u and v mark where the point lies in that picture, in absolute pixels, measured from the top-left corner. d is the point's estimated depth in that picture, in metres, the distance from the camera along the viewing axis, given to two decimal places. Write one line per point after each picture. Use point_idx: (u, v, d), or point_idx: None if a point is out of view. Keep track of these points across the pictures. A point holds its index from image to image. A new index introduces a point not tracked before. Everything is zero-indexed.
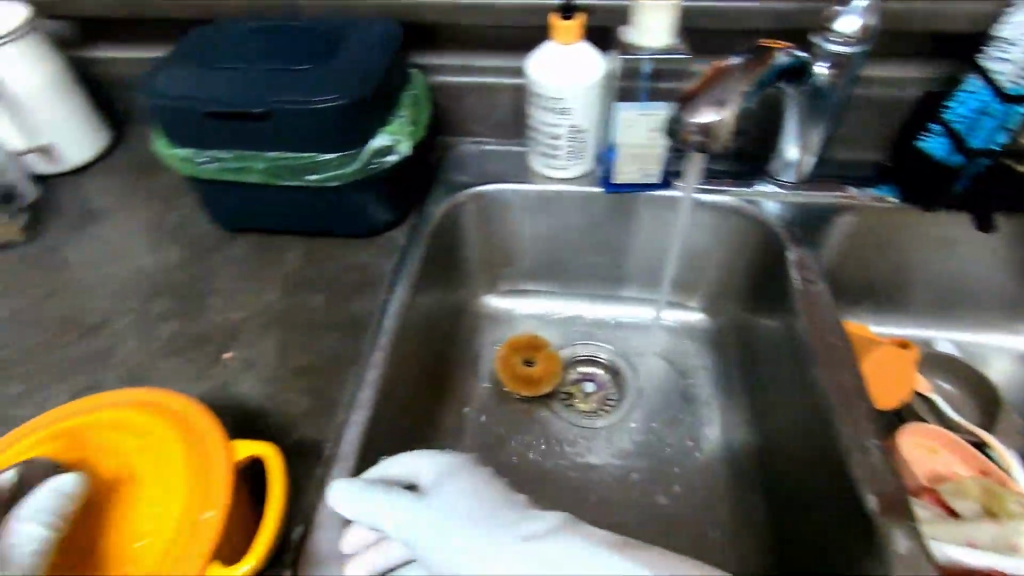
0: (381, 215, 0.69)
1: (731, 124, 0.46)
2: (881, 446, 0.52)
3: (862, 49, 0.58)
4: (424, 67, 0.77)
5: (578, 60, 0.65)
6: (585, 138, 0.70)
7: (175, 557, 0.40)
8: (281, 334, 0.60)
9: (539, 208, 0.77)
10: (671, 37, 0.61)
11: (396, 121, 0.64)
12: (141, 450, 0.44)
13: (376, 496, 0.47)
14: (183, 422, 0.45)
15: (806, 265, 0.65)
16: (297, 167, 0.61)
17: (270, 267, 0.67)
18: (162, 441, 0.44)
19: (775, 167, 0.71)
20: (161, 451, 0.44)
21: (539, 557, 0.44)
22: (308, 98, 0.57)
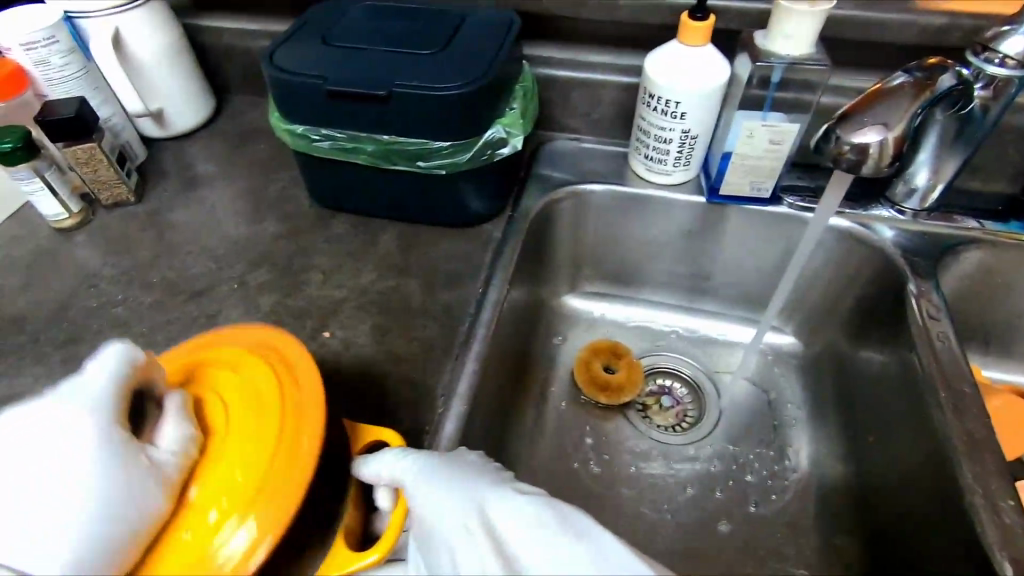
0: (480, 207, 0.68)
1: (892, 147, 0.43)
2: (1018, 509, 0.48)
3: None
4: (532, 58, 0.75)
5: (703, 64, 0.62)
6: (695, 144, 0.68)
7: (262, 500, 0.38)
8: (378, 317, 0.60)
9: (635, 212, 0.74)
10: (810, 45, 0.58)
11: (510, 113, 0.63)
12: (232, 386, 0.43)
13: (397, 457, 0.44)
14: (279, 364, 0.44)
15: (929, 300, 0.61)
16: (409, 153, 0.61)
17: (367, 249, 0.68)
18: (255, 381, 0.43)
19: (896, 192, 0.67)
20: (256, 390, 0.43)
21: (547, 544, 0.39)
22: (431, 85, 0.56)
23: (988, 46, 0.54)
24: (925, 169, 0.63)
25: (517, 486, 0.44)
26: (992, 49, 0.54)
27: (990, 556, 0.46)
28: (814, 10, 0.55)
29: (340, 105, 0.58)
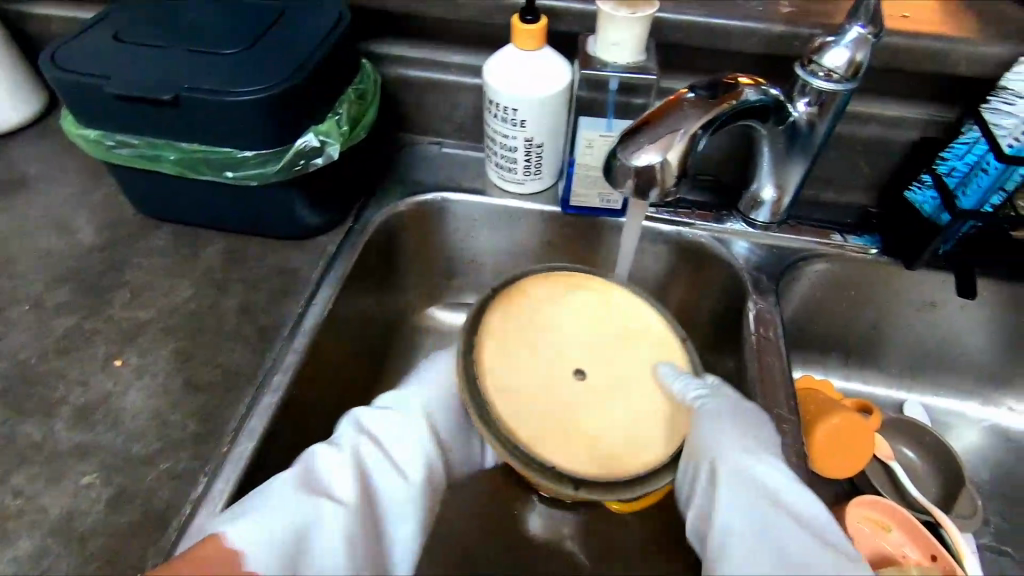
0: (311, 218, 0.63)
1: (675, 169, 0.40)
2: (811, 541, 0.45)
3: (849, 88, 0.52)
4: (383, 57, 0.70)
5: (539, 69, 0.59)
6: (541, 153, 0.64)
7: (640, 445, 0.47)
8: (181, 341, 0.55)
9: (492, 221, 0.71)
10: (636, 54, 0.55)
11: (331, 119, 0.58)
12: (599, 344, 0.51)
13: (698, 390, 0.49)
14: (621, 336, 0.52)
15: (765, 319, 0.59)
16: (215, 162, 0.55)
17: (186, 263, 0.62)
18: (598, 331, 0.52)
19: (746, 204, 0.65)
20: (594, 341, 0.52)
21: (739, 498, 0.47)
22: (225, 88, 0.51)
23: (812, 59, 0.52)
24: (769, 182, 0.62)
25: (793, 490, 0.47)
26: (817, 62, 0.52)
27: None
28: (635, 16, 0.52)
29: (125, 108, 0.52)
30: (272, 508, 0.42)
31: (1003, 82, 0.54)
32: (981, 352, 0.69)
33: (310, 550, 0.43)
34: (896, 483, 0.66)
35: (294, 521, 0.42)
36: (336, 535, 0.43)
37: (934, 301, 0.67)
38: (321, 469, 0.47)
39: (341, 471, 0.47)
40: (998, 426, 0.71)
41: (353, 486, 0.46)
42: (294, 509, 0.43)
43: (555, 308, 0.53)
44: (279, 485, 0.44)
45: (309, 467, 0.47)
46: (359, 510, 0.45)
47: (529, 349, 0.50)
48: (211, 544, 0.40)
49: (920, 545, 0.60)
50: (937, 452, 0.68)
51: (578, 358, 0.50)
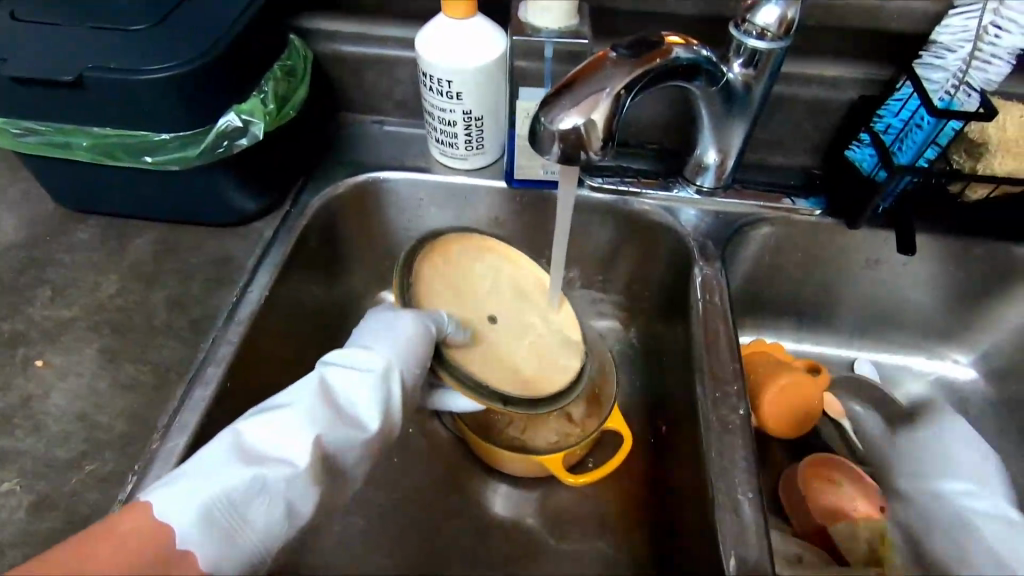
0: (244, 203, 0.60)
1: (599, 132, 0.39)
2: (754, 501, 0.45)
3: (781, 46, 0.51)
4: (315, 32, 0.67)
5: (472, 38, 0.57)
6: (481, 126, 0.63)
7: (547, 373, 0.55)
8: (108, 338, 0.53)
9: (437, 200, 0.69)
10: (569, 19, 0.53)
11: (255, 98, 0.55)
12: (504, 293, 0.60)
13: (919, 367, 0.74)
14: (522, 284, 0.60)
15: (713, 284, 0.59)
16: (132, 148, 0.52)
17: (113, 257, 0.59)
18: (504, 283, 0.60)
19: (691, 171, 0.65)
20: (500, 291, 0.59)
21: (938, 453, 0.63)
22: (132, 67, 0.48)
23: (745, 18, 0.51)
24: (712, 147, 0.61)
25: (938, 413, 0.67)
26: (749, 21, 0.51)
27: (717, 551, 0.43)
28: None
29: (26, 92, 0.49)
30: (202, 477, 0.39)
31: (933, 36, 0.53)
32: (926, 307, 0.70)
33: (248, 518, 0.39)
34: (846, 439, 0.68)
35: (228, 489, 0.38)
36: (278, 501, 0.40)
37: (878, 258, 0.67)
38: (257, 435, 0.42)
39: (286, 429, 0.43)
40: (944, 378, 0.72)
41: (303, 448, 0.42)
42: (230, 477, 0.39)
43: (471, 266, 0.60)
44: (211, 462, 0.40)
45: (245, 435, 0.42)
46: (312, 476, 0.41)
47: (455, 299, 0.57)
48: (130, 517, 0.36)
49: (870, 498, 0.60)
50: (886, 407, 0.69)
51: (486, 307, 0.58)
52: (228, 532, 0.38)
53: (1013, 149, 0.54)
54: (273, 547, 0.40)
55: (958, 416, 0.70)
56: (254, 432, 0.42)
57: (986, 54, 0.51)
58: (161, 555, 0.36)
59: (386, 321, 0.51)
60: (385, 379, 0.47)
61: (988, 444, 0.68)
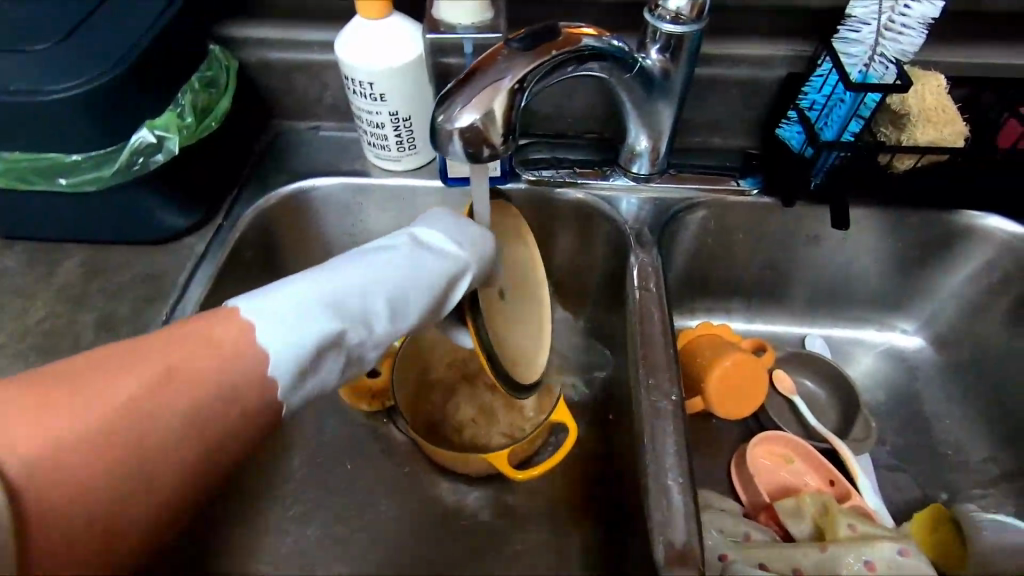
0: (173, 219, 0.59)
1: (496, 128, 0.39)
2: (685, 484, 0.45)
3: (695, 29, 0.51)
4: (239, 41, 0.66)
5: (389, 38, 0.56)
6: (411, 126, 0.62)
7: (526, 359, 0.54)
8: (34, 364, 0.52)
9: (377, 203, 0.68)
10: (484, 13, 0.53)
11: (171, 110, 0.54)
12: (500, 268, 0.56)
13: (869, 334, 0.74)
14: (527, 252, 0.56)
15: (648, 271, 0.59)
16: (44, 170, 0.51)
17: (41, 281, 0.58)
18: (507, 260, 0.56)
19: (625, 158, 0.64)
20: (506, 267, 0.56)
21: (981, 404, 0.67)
22: (32, 89, 0.47)
23: (658, 3, 0.51)
24: (642, 133, 0.61)
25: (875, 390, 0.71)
26: (662, 6, 0.51)
27: (648, 537, 0.43)
28: None
29: None
30: (285, 309, 0.42)
31: (847, 9, 0.53)
32: (870, 278, 0.71)
33: (320, 366, 0.43)
34: (798, 416, 0.68)
35: (315, 332, 0.42)
36: (346, 356, 0.45)
37: (817, 234, 0.68)
38: (343, 284, 0.46)
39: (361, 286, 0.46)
40: (893, 348, 0.73)
41: (379, 317, 0.47)
42: (318, 322, 0.42)
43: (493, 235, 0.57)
44: (302, 299, 0.43)
45: (328, 280, 0.45)
46: (381, 341, 0.47)
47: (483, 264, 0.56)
48: (227, 319, 0.40)
49: (818, 471, 0.62)
50: (836, 380, 0.69)
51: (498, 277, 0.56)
52: (302, 373, 0.42)
53: (934, 118, 0.55)
54: (325, 392, 0.44)
55: (906, 385, 0.71)
56: (338, 278, 0.46)
57: (897, 25, 0.51)
58: (255, 370, 0.39)
59: (463, 221, 0.52)
60: (456, 276, 0.50)
61: (935, 411, 0.69)
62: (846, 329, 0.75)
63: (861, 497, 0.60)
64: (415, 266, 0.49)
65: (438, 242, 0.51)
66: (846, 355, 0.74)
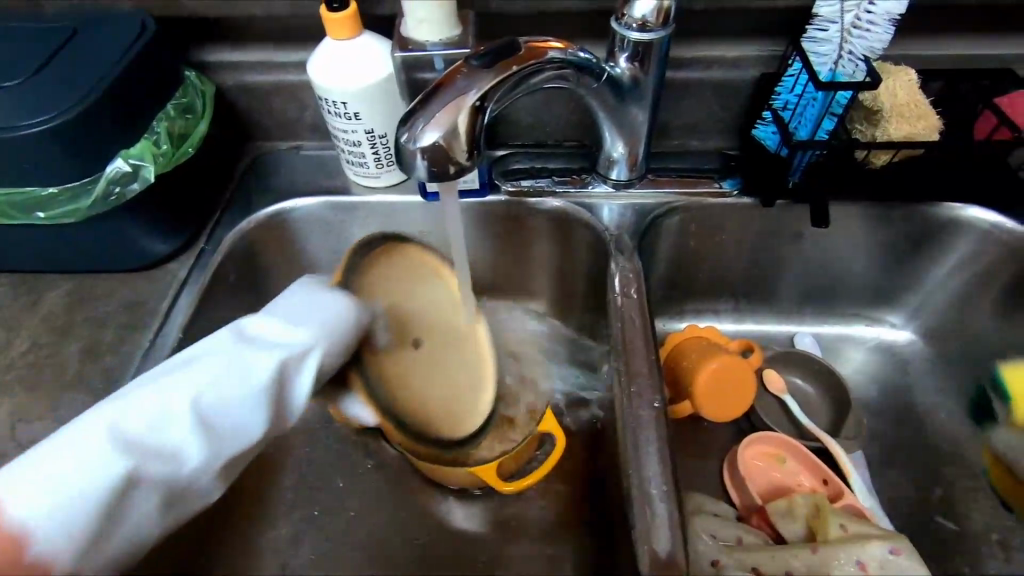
0: (154, 245, 0.60)
1: (460, 144, 0.39)
2: (668, 490, 0.45)
3: (661, 36, 0.51)
4: (216, 66, 0.67)
5: (359, 58, 0.56)
6: (388, 143, 0.62)
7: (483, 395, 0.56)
8: (18, 397, 0.52)
9: (359, 220, 0.69)
10: (451, 28, 0.53)
11: (147, 138, 0.55)
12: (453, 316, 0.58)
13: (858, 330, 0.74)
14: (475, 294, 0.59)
15: (630, 276, 0.59)
16: (22, 203, 0.52)
17: (25, 312, 0.58)
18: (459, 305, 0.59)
19: (603, 165, 0.65)
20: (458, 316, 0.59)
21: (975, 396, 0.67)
22: (5, 125, 0.47)
23: (624, 11, 0.51)
24: (618, 140, 0.61)
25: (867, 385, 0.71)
26: (628, 14, 0.51)
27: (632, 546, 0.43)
28: None
29: None
30: (75, 470, 0.38)
31: (815, 9, 0.53)
32: (855, 274, 0.71)
33: (123, 515, 0.39)
34: (789, 416, 0.67)
35: (105, 481, 0.38)
36: (156, 497, 0.40)
37: (799, 232, 0.68)
38: (134, 411, 0.41)
39: (212, 393, 0.43)
40: (883, 342, 0.73)
41: (193, 443, 0.42)
42: (103, 471, 0.38)
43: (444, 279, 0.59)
44: (83, 453, 0.38)
45: (167, 389, 0.42)
46: (212, 472, 0.43)
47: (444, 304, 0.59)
48: None
49: (811, 471, 0.62)
50: (826, 378, 0.69)
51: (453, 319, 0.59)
52: (97, 537, 0.38)
53: (906, 114, 0.55)
54: (145, 539, 0.41)
55: (897, 379, 0.71)
56: (170, 385, 0.43)
57: (864, 23, 0.52)
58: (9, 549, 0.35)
59: (315, 297, 0.51)
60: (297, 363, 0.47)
61: (927, 404, 0.68)
62: (836, 326, 0.75)
63: (854, 495, 0.59)
64: (271, 364, 0.46)
65: (278, 332, 0.48)
66: (836, 352, 0.74)
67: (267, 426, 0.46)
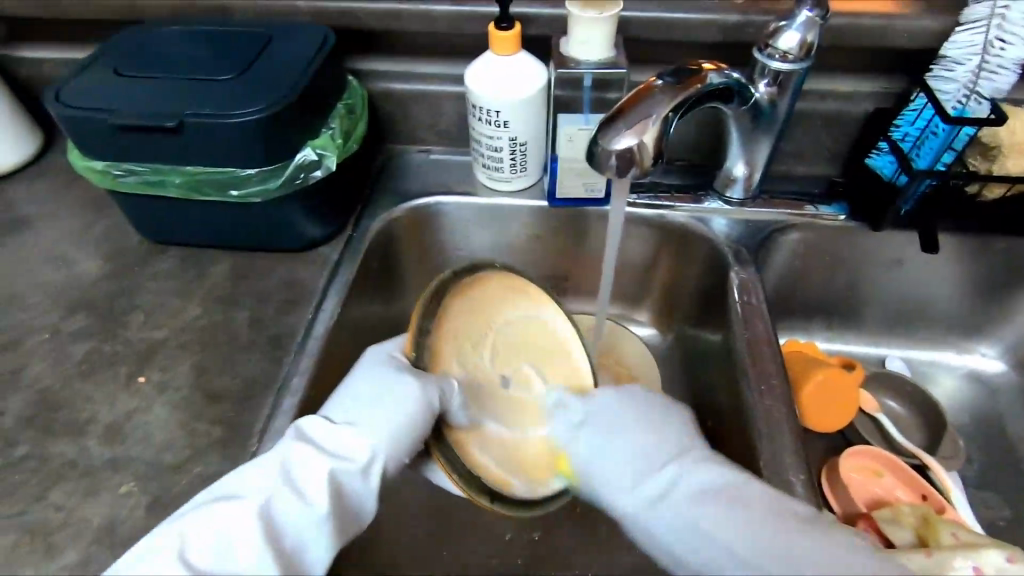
0: (312, 230, 0.66)
1: (652, 148, 0.45)
2: (803, 483, 0.50)
3: (803, 66, 0.56)
4: (367, 73, 0.73)
5: (516, 72, 0.62)
6: (526, 151, 0.68)
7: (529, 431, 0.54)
8: (198, 357, 0.58)
9: (484, 220, 0.74)
10: (609, 50, 0.60)
11: (325, 133, 0.62)
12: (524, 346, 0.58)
13: (948, 356, 0.77)
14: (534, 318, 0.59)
15: (748, 287, 0.64)
16: (218, 181, 0.58)
17: (195, 283, 0.65)
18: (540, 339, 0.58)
19: (721, 184, 0.70)
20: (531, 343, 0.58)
21: None
22: (224, 112, 0.54)
23: (768, 43, 0.56)
24: (740, 160, 0.66)
25: (957, 411, 0.74)
26: (773, 45, 0.56)
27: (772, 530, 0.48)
28: (602, 17, 0.57)
29: (131, 138, 0.55)
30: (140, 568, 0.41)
31: (943, 50, 0.58)
32: (952, 303, 0.74)
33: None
34: (884, 433, 0.70)
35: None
36: None
37: (901, 258, 0.71)
38: (212, 521, 0.42)
39: (292, 501, 0.44)
40: (974, 371, 0.75)
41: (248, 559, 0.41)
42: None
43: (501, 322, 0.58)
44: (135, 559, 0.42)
45: (241, 497, 0.44)
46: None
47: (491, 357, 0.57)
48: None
49: (910, 487, 0.65)
50: (920, 401, 0.72)
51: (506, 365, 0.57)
52: None
53: None
54: None
55: (989, 407, 0.73)
56: (247, 490, 0.44)
57: (993, 65, 0.56)
58: None
59: (388, 364, 0.53)
60: (362, 472, 0.47)
61: (1020, 433, 0.71)
62: (926, 352, 0.77)
63: (955, 510, 0.62)
64: (346, 468, 0.46)
65: (356, 416, 0.49)
66: (927, 377, 0.76)
67: (348, 525, 0.46)
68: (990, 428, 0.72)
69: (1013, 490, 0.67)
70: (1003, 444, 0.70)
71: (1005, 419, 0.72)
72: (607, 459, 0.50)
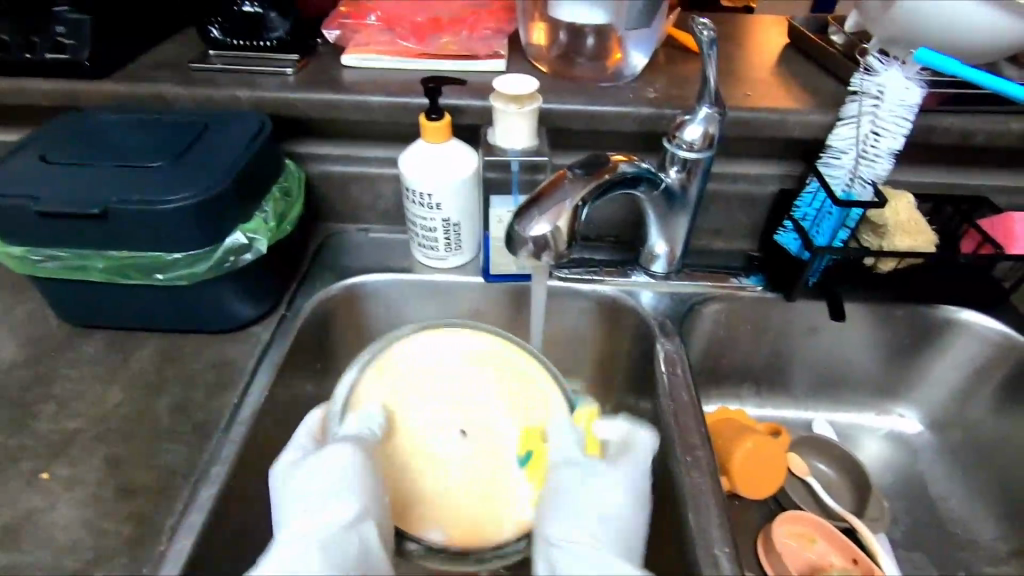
0: (244, 310, 0.65)
1: (564, 232, 0.51)
2: (729, 555, 0.51)
3: (708, 155, 0.62)
4: (308, 157, 0.76)
5: (447, 159, 0.65)
6: (459, 231, 0.70)
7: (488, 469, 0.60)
8: (113, 447, 0.56)
9: (422, 295, 0.75)
10: (531, 139, 0.64)
11: (258, 217, 0.62)
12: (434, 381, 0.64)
13: (871, 417, 0.80)
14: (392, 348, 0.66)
15: (673, 358, 0.66)
16: (145, 266, 0.58)
17: (116, 368, 0.62)
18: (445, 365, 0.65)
19: (645, 259, 0.73)
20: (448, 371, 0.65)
21: (980, 484, 0.73)
22: (151, 199, 0.55)
23: (675, 135, 0.61)
24: (661, 238, 0.71)
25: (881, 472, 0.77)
26: (679, 136, 0.61)
27: None
28: (524, 111, 0.62)
29: (54, 224, 0.55)
30: None
31: (828, 141, 0.66)
32: (866, 366, 0.79)
33: None
34: (816, 497, 0.72)
35: None
36: None
37: (816, 326, 0.76)
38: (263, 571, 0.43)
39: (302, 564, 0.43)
40: (895, 431, 0.79)
41: None
42: None
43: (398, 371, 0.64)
44: None
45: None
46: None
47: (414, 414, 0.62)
48: None
49: (843, 551, 0.65)
50: (847, 463, 0.74)
51: (436, 414, 0.63)
52: None
53: (909, 230, 0.66)
54: None
55: (910, 466, 0.77)
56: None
57: (870, 154, 0.64)
58: None
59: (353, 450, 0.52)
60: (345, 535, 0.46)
61: (940, 491, 0.74)
62: (850, 414, 0.81)
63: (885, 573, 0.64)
64: (289, 535, 0.46)
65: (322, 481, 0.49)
66: (851, 438, 0.79)
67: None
68: (911, 487, 0.75)
69: (938, 551, 0.69)
70: (925, 502, 0.73)
71: (924, 477, 0.75)
72: (586, 506, 0.49)
